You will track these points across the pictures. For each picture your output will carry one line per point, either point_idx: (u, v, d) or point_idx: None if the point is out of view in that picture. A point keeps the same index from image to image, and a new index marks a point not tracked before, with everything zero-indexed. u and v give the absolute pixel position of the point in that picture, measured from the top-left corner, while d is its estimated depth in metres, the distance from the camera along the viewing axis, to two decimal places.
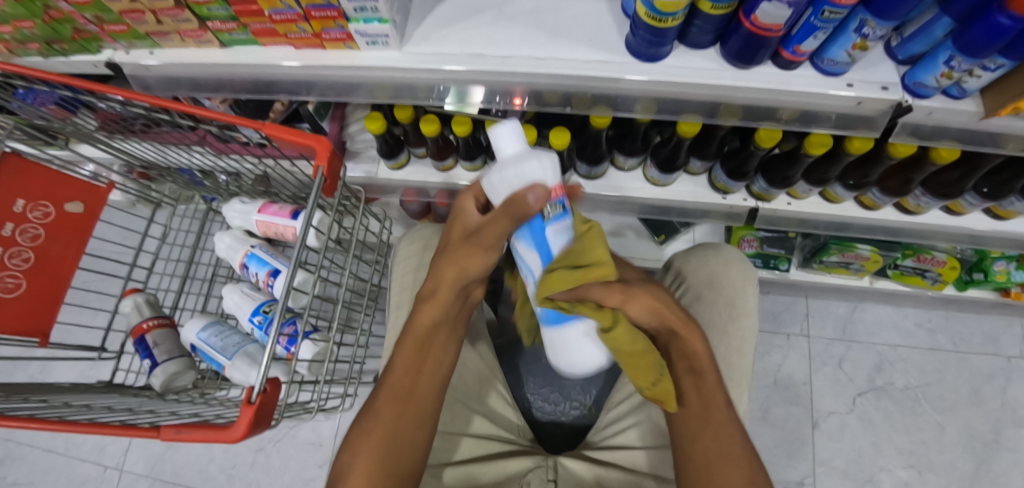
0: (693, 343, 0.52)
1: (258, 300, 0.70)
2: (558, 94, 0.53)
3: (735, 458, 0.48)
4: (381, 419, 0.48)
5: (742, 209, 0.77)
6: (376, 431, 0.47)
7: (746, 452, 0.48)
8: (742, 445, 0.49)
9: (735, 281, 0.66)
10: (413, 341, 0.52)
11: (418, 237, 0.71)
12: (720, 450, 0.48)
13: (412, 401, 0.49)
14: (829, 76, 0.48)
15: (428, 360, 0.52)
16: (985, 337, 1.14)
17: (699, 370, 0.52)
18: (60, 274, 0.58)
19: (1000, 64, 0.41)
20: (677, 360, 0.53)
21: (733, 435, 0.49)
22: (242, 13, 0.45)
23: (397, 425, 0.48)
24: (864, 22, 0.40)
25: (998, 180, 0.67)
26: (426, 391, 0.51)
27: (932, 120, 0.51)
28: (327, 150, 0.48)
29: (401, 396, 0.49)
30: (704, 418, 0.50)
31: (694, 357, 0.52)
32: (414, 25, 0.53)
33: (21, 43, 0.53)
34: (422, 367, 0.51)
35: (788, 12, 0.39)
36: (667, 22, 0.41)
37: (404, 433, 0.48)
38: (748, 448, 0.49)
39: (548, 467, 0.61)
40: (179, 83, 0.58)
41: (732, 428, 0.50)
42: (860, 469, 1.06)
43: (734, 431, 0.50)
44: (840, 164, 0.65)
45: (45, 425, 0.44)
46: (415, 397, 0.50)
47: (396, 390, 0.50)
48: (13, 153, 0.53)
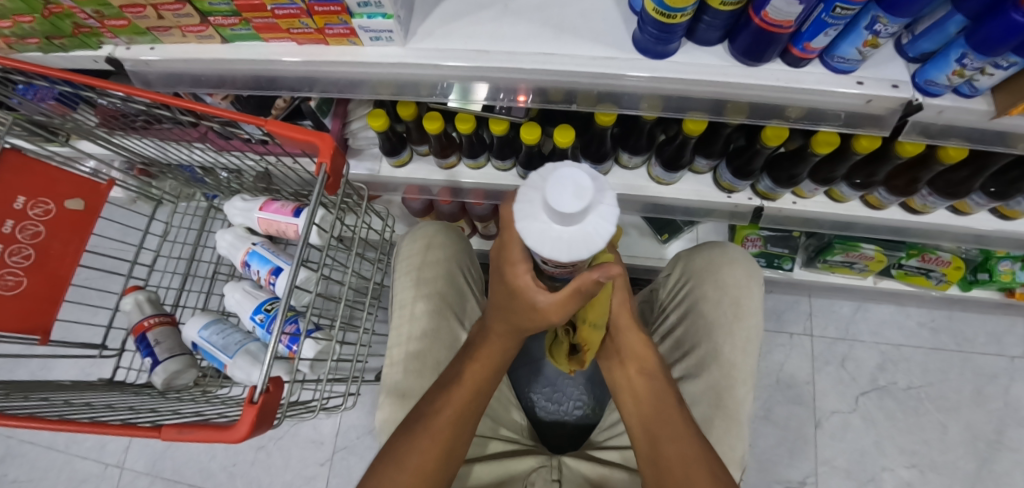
0: (643, 344, 0.54)
1: (259, 298, 0.70)
2: (563, 91, 0.53)
3: (692, 457, 0.48)
4: (440, 437, 0.49)
5: (746, 208, 0.77)
6: (430, 447, 0.48)
7: (703, 451, 0.48)
8: (701, 444, 0.49)
9: (739, 280, 0.66)
10: (480, 366, 0.52)
11: (420, 235, 0.70)
12: (676, 449, 0.49)
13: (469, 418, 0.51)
14: (839, 73, 0.48)
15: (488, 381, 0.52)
16: (988, 337, 1.13)
17: (652, 372, 0.54)
18: (60, 272, 0.57)
19: (1013, 62, 0.41)
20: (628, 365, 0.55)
21: (687, 433, 0.50)
22: (244, 8, 0.44)
23: (453, 442, 0.50)
24: (876, 19, 0.39)
25: (1005, 179, 0.66)
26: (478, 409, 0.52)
27: (942, 118, 0.50)
28: (330, 147, 0.47)
29: (462, 416, 0.51)
30: (659, 418, 0.51)
31: (645, 358, 0.54)
32: (417, 21, 0.52)
33: (21, 38, 0.53)
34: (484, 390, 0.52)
35: (799, 8, 0.38)
36: (675, 18, 0.41)
37: (455, 448, 0.50)
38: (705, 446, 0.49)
39: (552, 467, 0.60)
40: (181, 78, 0.58)
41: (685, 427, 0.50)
42: (863, 469, 1.05)
43: (689, 431, 0.50)
44: (846, 163, 0.65)
45: (45, 424, 0.44)
46: (474, 415, 0.52)
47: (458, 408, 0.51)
48: (12, 150, 0.53)
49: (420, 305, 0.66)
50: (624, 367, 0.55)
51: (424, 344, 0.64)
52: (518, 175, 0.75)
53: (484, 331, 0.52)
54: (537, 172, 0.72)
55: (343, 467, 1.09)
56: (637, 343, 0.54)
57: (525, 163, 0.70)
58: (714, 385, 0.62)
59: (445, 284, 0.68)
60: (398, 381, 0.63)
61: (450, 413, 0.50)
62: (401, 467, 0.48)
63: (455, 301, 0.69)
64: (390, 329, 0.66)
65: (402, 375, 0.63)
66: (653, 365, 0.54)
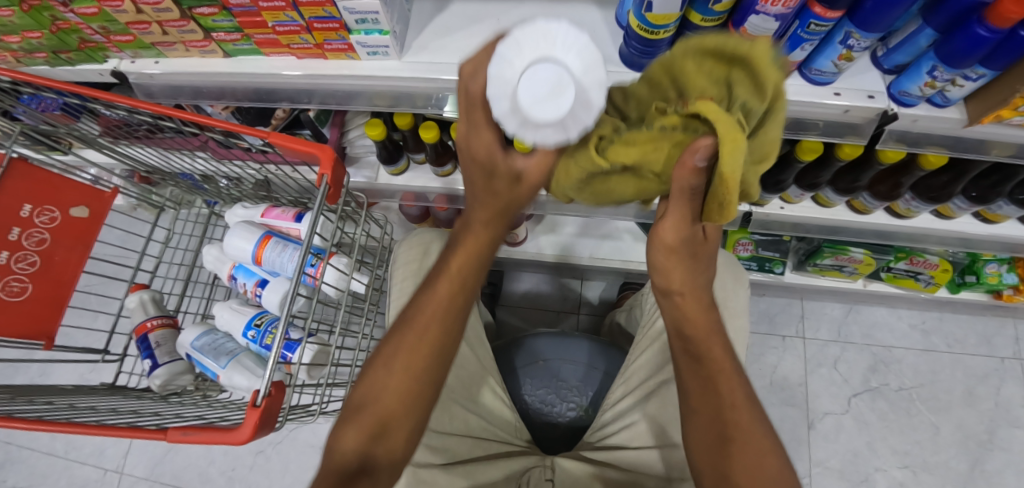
0: (699, 308, 0.50)
1: (247, 314, 0.69)
2: None
3: (744, 443, 0.43)
4: (419, 346, 0.46)
5: (735, 213, 0.79)
6: (411, 360, 0.46)
7: (756, 436, 0.44)
8: (761, 431, 0.44)
9: (726, 283, 0.68)
10: (461, 263, 0.47)
11: (416, 242, 0.72)
12: (714, 431, 0.45)
13: (450, 326, 0.48)
14: (817, 85, 0.50)
15: (472, 275, 0.48)
16: (978, 338, 1.15)
17: (700, 354, 0.49)
18: (64, 278, 0.59)
19: (981, 74, 0.43)
20: (677, 339, 0.51)
21: (738, 419, 0.45)
22: (245, 24, 0.46)
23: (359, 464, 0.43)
24: (849, 34, 0.42)
25: (986, 184, 0.68)
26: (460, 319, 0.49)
27: (918, 127, 0.52)
28: (331, 158, 0.49)
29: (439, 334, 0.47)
30: (706, 400, 0.47)
31: (703, 331, 0.49)
32: (413, 35, 0.54)
33: (28, 52, 0.55)
34: (460, 297, 0.48)
35: (775, 25, 0.40)
36: (658, 34, 0.43)
37: (436, 360, 0.47)
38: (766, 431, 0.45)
39: (545, 467, 0.63)
40: (182, 91, 0.60)
41: (747, 412, 0.45)
42: (856, 470, 1.06)
43: (749, 414, 0.45)
44: (831, 170, 0.67)
45: (51, 426, 0.45)
46: (453, 323, 0.48)
47: (435, 315, 0.47)
48: (20, 159, 0.55)
49: None
50: (676, 349, 0.51)
51: None
52: None
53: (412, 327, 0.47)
54: None
55: None
56: (688, 308, 0.50)
57: None
58: None
59: None
60: None
61: (427, 318, 0.47)
62: (381, 380, 0.45)
63: None
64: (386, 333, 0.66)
65: None
66: (710, 348, 0.49)
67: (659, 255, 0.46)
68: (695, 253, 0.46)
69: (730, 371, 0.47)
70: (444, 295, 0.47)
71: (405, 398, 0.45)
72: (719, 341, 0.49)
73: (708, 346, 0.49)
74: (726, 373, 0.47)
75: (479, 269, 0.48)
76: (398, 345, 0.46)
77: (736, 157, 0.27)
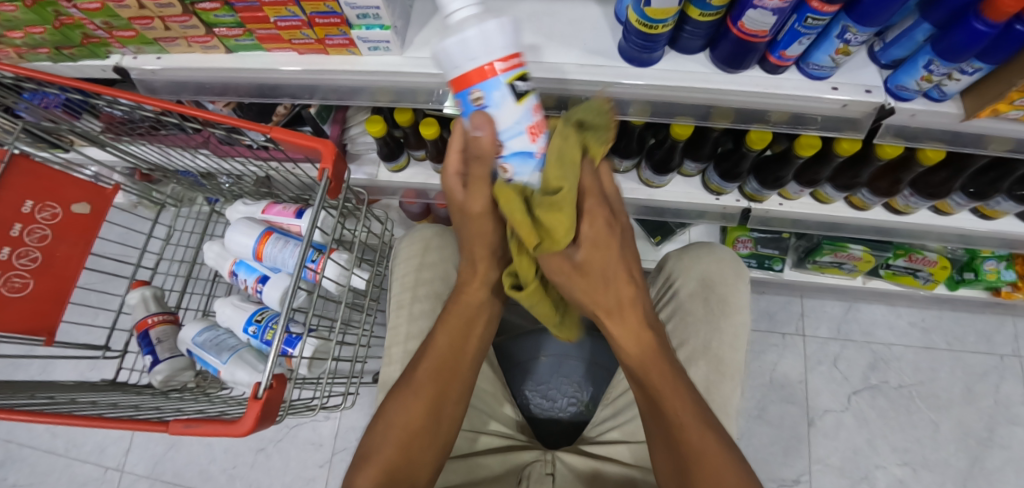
0: (633, 326, 0.44)
1: (249, 310, 0.69)
2: (554, 98, 0.55)
3: (700, 471, 0.42)
4: (422, 395, 0.49)
5: (735, 209, 0.79)
6: (416, 404, 0.49)
7: (716, 458, 0.42)
8: (713, 447, 0.43)
9: (728, 278, 0.68)
10: (457, 320, 0.52)
11: (418, 238, 0.72)
12: (671, 458, 0.44)
13: (455, 377, 0.51)
14: (816, 79, 0.50)
15: (475, 328, 0.53)
16: (978, 336, 1.15)
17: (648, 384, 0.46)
18: (67, 273, 0.59)
19: (978, 68, 0.43)
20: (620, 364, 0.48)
21: (696, 440, 0.43)
22: (248, 19, 0.47)
23: None
24: (846, 28, 0.42)
25: (984, 181, 0.69)
26: (467, 368, 0.52)
27: (916, 122, 0.52)
28: (332, 153, 0.50)
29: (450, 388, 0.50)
30: (656, 426, 0.45)
31: (640, 353, 0.45)
32: (414, 31, 0.55)
33: (31, 48, 0.55)
34: (461, 347, 0.52)
35: (773, 19, 0.41)
36: (657, 29, 0.43)
37: (445, 408, 0.50)
38: (721, 447, 0.43)
39: (546, 461, 0.61)
40: (184, 86, 0.60)
41: (699, 431, 0.44)
42: (856, 467, 1.07)
43: (700, 436, 0.43)
44: (830, 166, 0.67)
45: (54, 418, 0.45)
46: (458, 372, 0.51)
47: (439, 366, 0.50)
48: (22, 155, 0.55)
49: (418, 305, 0.68)
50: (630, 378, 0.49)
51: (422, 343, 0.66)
52: None
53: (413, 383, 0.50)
54: None
55: (342, 469, 1.10)
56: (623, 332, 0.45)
57: None
58: (703, 380, 0.63)
59: (443, 284, 0.70)
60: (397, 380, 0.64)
61: (428, 370, 0.50)
62: (389, 423, 0.49)
63: None
64: (388, 328, 0.67)
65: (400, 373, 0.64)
66: (650, 371, 0.45)
67: (578, 293, 0.42)
68: (609, 271, 0.41)
69: (675, 392, 0.45)
70: (438, 361, 0.50)
71: (413, 442, 0.48)
72: (659, 359, 0.46)
73: (648, 370, 0.46)
74: (674, 397, 0.45)
75: (468, 336, 0.52)
76: (405, 396, 0.50)
77: (512, 205, 0.36)
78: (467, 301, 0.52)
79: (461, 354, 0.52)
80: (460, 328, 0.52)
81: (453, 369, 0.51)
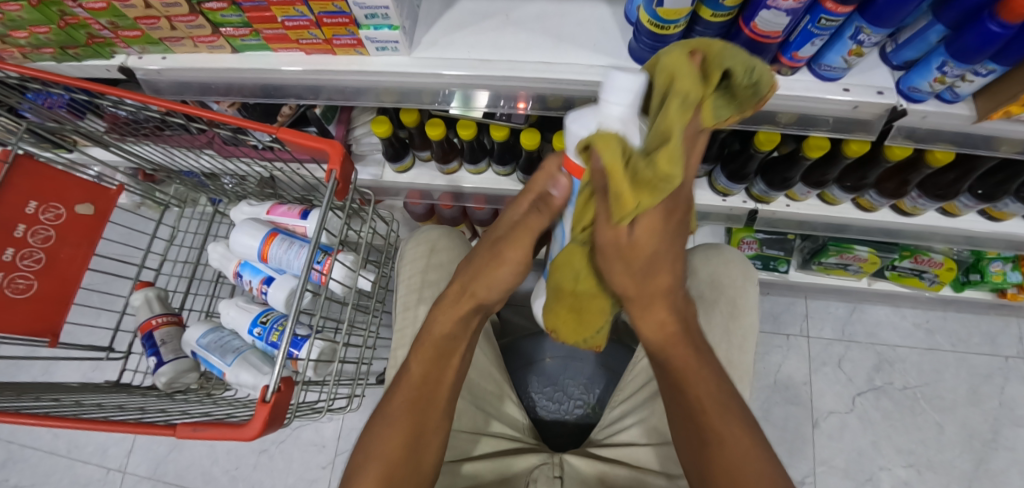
0: (659, 312, 0.45)
1: (254, 312, 0.69)
2: (563, 98, 0.54)
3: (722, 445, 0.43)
4: (400, 426, 0.48)
5: (741, 211, 0.79)
6: (394, 434, 0.47)
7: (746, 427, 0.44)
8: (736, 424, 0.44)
9: (735, 280, 0.68)
10: (432, 348, 0.52)
11: (424, 239, 0.72)
12: (690, 437, 0.46)
13: (431, 409, 0.50)
14: (827, 81, 0.50)
15: (452, 364, 0.53)
16: (982, 337, 1.15)
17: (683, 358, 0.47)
18: (70, 274, 0.59)
19: (992, 69, 0.43)
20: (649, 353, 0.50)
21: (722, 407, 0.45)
22: (255, 19, 0.46)
23: None
24: (860, 30, 0.41)
25: (992, 182, 0.69)
26: (444, 401, 0.51)
27: (927, 123, 0.52)
28: (339, 153, 0.49)
29: (430, 411, 0.50)
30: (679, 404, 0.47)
31: (665, 338, 0.47)
32: (422, 31, 0.54)
33: (35, 48, 0.55)
34: (436, 378, 0.51)
35: (786, 20, 0.40)
36: (669, 29, 0.43)
37: (423, 442, 0.48)
38: (747, 430, 0.44)
39: (553, 464, 0.61)
40: (189, 87, 0.59)
41: (721, 412, 0.45)
42: (861, 469, 1.06)
43: (723, 416, 0.45)
44: (838, 167, 0.67)
45: (62, 422, 0.45)
46: (433, 402, 0.50)
47: (414, 396, 0.50)
48: (26, 156, 0.55)
49: (424, 307, 0.68)
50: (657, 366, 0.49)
51: None
52: (518, 180, 0.76)
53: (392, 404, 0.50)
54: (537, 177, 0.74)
55: (345, 470, 1.10)
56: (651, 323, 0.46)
57: (525, 168, 0.72)
58: None
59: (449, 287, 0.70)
60: None
61: (405, 401, 0.49)
62: (368, 452, 0.47)
63: None
64: (394, 330, 0.67)
65: None
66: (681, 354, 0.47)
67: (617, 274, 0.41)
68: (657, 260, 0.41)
69: (699, 374, 0.47)
70: (420, 379, 0.51)
71: (394, 472, 0.45)
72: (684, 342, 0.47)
73: (672, 354, 0.47)
74: (704, 375, 0.46)
75: (447, 358, 0.52)
76: (385, 425, 0.48)
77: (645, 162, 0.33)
78: (442, 333, 0.53)
79: (440, 378, 0.51)
80: (436, 360, 0.52)
81: (433, 393, 0.51)
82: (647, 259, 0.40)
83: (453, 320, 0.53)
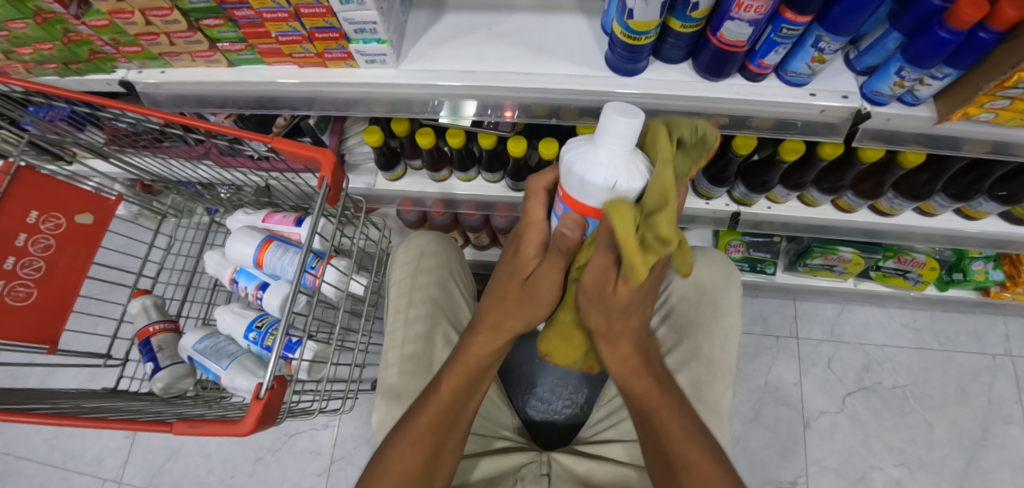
0: (625, 350, 0.48)
1: (248, 318, 0.70)
2: (546, 106, 0.57)
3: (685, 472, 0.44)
4: (421, 445, 0.49)
5: (725, 213, 0.81)
6: (414, 454, 0.48)
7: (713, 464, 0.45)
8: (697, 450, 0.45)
9: (717, 281, 0.70)
10: (462, 373, 0.51)
11: (414, 244, 0.73)
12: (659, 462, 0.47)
13: (453, 429, 0.51)
14: (794, 86, 0.52)
15: (484, 351, 0.51)
16: (969, 336, 1.17)
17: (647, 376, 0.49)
18: (69, 284, 0.60)
19: (947, 73, 0.45)
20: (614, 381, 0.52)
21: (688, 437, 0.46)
22: (250, 35, 0.49)
23: None
24: (820, 38, 0.44)
25: (964, 182, 0.71)
26: (465, 418, 0.52)
27: (891, 125, 0.55)
28: (331, 162, 0.51)
29: (448, 424, 0.50)
30: (647, 433, 0.49)
31: (629, 370, 0.49)
32: (409, 45, 0.57)
33: (40, 64, 0.57)
34: (470, 388, 0.52)
35: (750, 30, 0.43)
36: (641, 40, 0.46)
37: (437, 460, 0.50)
38: (714, 456, 0.45)
39: (541, 462, 0.62)
40: (187, 99, 0.62)
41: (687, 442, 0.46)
42: (853, 468, 1.07)
43: (687, 440, 0.46)
44: (814, 169, 0.69)
45: (62, 421, 0.46)
46: (457, 422, 0.51)
47: (436, 414, 0.50)
48: (27, 168, 0.56)
49: (414, 309, 0.70)
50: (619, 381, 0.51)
51: (419, 347, 0.67)
52: (507, 186, 0.78)
53: (414, 418, 0.51)
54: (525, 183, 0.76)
55: (341, 477, 1.10)
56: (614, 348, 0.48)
57: (513, 175, 0.74)
58: (694, 380, 0.65)
59: (439, 290, 0.72)
60: (394, 383, 0.65)
61: (429, 419, 0.50)
62: (385, 471, 0.48)
63: (448, 306, 0.73)
64: (385, 333, 0.68)
65: (397, 377, 0.65)
66: (645, 385, 0.49)
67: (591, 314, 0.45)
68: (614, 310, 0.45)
69: (665, 402, 0.48)
70: (445, 400, 0.51)
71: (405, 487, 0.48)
72: (649, 378, 0.49)
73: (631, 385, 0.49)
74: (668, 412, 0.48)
75: (471, 386, 0.52)
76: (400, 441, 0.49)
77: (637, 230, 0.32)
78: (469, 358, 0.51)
79: (458, 396, 0.51)
80: (465, 388, 0.51)
81: (452, 409, 0.51)
82: (622, 307, 0.44)
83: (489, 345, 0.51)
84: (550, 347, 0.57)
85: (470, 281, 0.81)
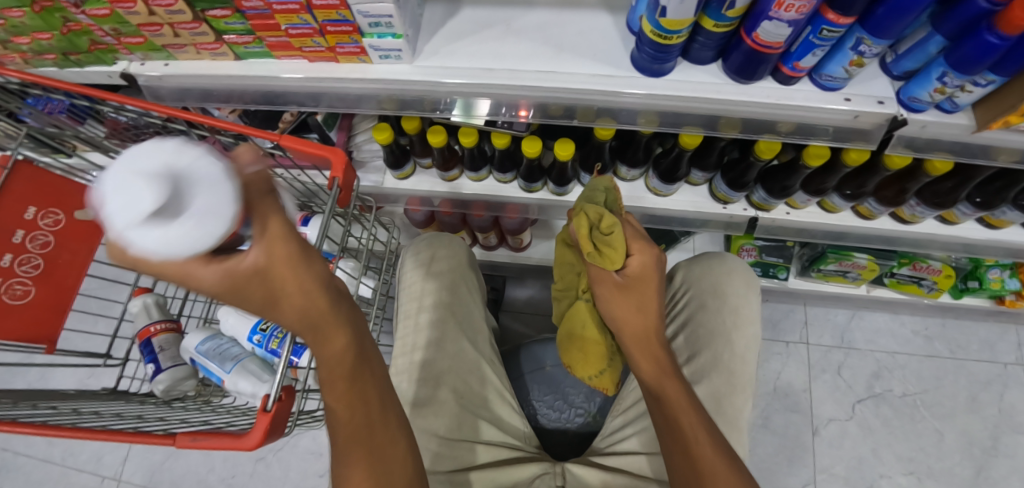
0: (653, 348, 0.55)
1: (253, 320, 0.68)
2: (563, 107, 0.55)
3: (711, 474, 0.45)
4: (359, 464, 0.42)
5: (742, 219, 0.79)
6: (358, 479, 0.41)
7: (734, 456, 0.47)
8: (710, 446, 0.47)
9: (738, 289, 0.68)
10: (337, 380, 0.40)
11: (425, 247, 0.72)
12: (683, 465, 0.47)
13: (377, 428, 0.43)
14: (827, 90, 0.50)
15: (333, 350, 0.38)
16: (981, 344, 1.15)
17: (670, 378, 0.53)
18: (67, 280, 0.58)
19: (991, 80, 0.43)
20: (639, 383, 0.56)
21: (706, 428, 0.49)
22: (258, 26, 0.47)
23: None
24: (861, 40, 0.42)
25: (991, 190, 0.69)
26: (383, 409, 0.44)
27: (926, 133, 0.52)
28: (342, 162, 0.49)
29: (365, 432, 0.42)
30: (669, 433, 0.50)
31: (658, 372, 0.54)
32: (425, 39, 0.55)
33: (38, 54, 0.55)
34: (361, 376, 0.41)
35: (788, 31, 0.41)
36: (671, 39, 0.43)
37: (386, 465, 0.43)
38: (734, 463, 0.46)
39: (555, 473, 0.61)
40: (190, 93, 0.59)
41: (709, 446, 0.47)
42: (862, 476, 1.06)
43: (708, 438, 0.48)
44: (837, 175, 0.67)
45: (63, 432, 0.44)
46: (376, 420, 0.43)
47: (351, 427, 0.42)
48: (25, 161, 0.54)
49: (425, 315, 0.68)
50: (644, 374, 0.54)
51: (429, 354, 0.66)
52: (519, 187, 0.76)
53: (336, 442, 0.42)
54: (537, 184, 0.74)
55: None
56: (637, 346, 0.55)
57: (526, 175, 0.72)
58: (713, 392, 0.63)
59: (449, 294, 0.70)
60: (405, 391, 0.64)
61: (343, 438, 0.42)
62: None
63: (460, 312, 0.70)
64: (395, 339, 0.68)
65: (407, 384, 0.64)
66: (662, 383, 0.53)
67: (615, 309, 0.56)
68: (645, 299, 0.55)
69: (688, 404, 0.51)
70: (347, 413, 0.41)
71: None
72: (675, 379, 0.53)
73: (662, 387, 0.53)
74: (684, 407, 0.51)
75: (358, 380, 0.41)
76: (342, 465, 0.43)
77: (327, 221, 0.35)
78: (337, 359, 0.39)
79: (354, 395, 0.41)
80: (352, 390, 0.41)
81: (359, 411, 0.42)
82: (637, 299, 0.55)
83: (334, 341, 0.38)
84: (570, 358, 0.66)
85: (482, 285, 0.78)
